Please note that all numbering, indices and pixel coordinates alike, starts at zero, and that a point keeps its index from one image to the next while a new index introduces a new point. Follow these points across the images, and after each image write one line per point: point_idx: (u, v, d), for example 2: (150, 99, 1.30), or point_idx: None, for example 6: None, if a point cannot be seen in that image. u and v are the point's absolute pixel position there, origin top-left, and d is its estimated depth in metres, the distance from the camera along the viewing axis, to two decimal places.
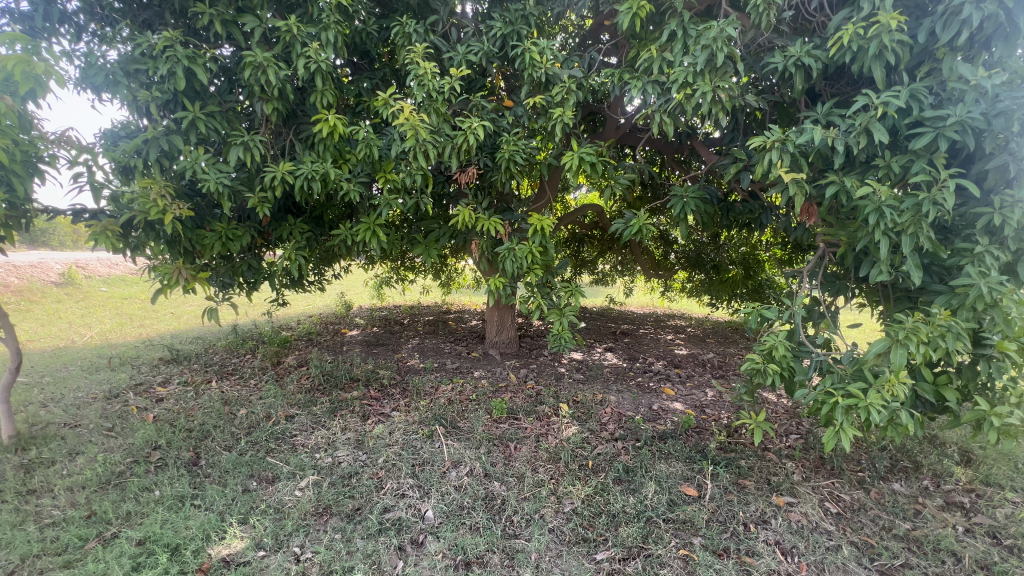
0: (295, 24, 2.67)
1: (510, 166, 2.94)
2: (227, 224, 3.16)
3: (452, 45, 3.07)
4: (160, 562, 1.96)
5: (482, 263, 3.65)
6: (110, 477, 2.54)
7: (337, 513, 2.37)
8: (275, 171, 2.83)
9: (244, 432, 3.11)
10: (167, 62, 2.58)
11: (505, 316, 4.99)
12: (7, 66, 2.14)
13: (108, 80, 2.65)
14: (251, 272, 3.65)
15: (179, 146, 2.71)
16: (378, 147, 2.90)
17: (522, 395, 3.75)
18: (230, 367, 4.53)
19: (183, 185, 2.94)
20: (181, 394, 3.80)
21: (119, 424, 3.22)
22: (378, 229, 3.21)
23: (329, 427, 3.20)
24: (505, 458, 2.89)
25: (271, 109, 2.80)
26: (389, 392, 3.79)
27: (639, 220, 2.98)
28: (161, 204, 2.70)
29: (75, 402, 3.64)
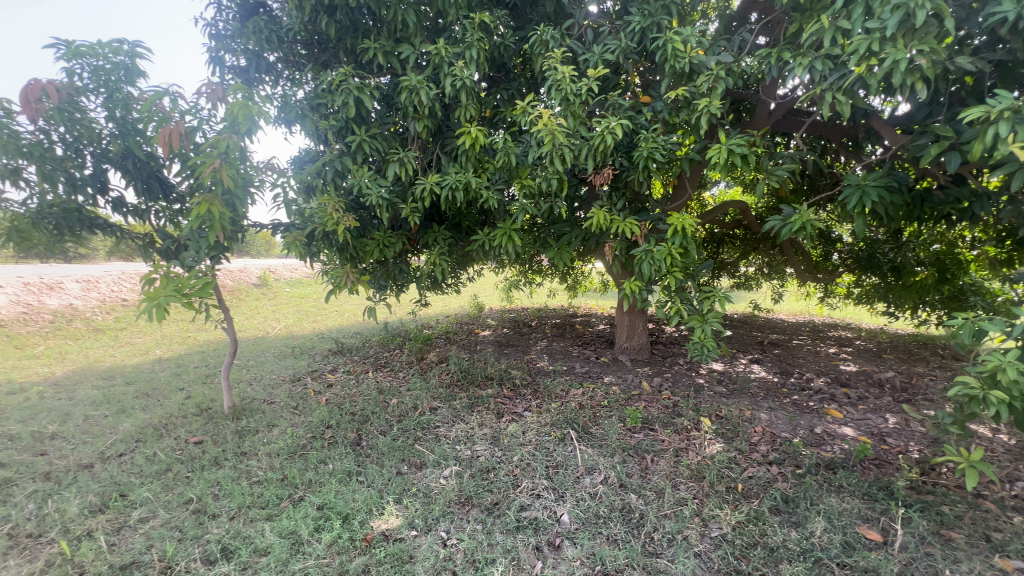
0: (443, 46, 2.90)
1: (649, 164, 2.81)
2: (384, 233, 3.55)
3: (588, 46, 3.04)
4: (335, 527, 2.23)
5: (616, 266, 3.55)
6: (296, 448, 3.01)
7: (477, 504, 2.49)
8: (425, 183, 3.10)
9: (396, 420, 3.45)
10: (342, 94, 2.99)
11: (637, 320, 4.78)
12: (234, 110, 2.70)
13: (298, 115, 3.17)
14: (402, 275, 4.05)
15: (349, 166, 3.12)
16: (516, 154, 3.00)
17: (657, 405, 3.56)
18: (383, 360, 5.10)
19: (351, 200, 3.38)
20: (346, 382, 4.38)
21: (301, 403, 3.82)
22: (513, 233, 3.33)
23: (468, 421, 3.41)
24: (642, 470, 2.77)
25: (422, 126, 3.07)
26: (521, 392, 3.92)
27: (801, 215, 2.60)
28: (335, 216, 3.13)
29: (270, 382, 4.43)
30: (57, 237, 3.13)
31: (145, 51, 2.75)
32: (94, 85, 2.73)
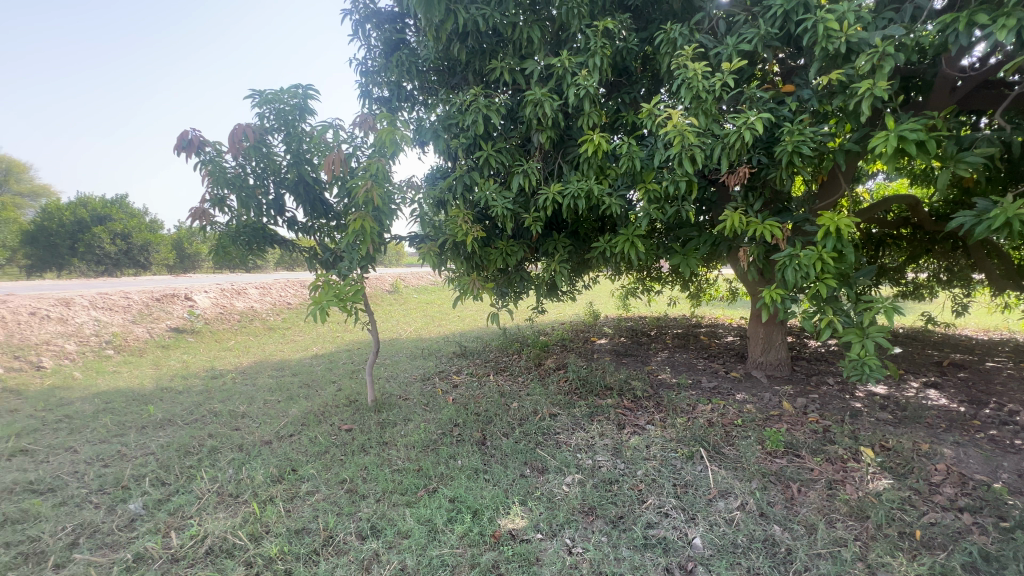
0: (566, 57, 2.95)
1: (794, 159, 2.53)
2: (507, 242, 3.69)
3: (720, 39, 2.85)
4: (467, 520, 2.36)
5: (751, 273, 3.25)
6: (429, 442, 3.26)
7: (601, 516, 2.44)
8: (547, 192, 3.16)
9: (517, 423, 3.56)
10: (472, 113, 3.20)
11: (774, 333, 4.31)
12: (383, 135, 3.04)
13: (433, 136, 3.46)
14: (523, 282, 4.17)
15: (477, 180, 3.32)
16: (640, 158, 2.92)
17: (803, 429, 3.17)
18: (503, 364, 5.30)
19: (478, 212, 3.58)
20: (470, 383, 4.63)
21: (431, 401, 4.14)
22: (636, 239, 3.24)
23: (588, 430, 3.39)
24: (787, 500, 2.48)
25: (546, 137, 3.14)
26: (643, 404, 3.77)
27: (1005, 208, 2.12)
28: (464, 227, 3.35)
29: (404, 380, 4.86)
30: (248, 251, 3.82)
31: (315, 93, 3.24)
32: (278, 124, 3.29)
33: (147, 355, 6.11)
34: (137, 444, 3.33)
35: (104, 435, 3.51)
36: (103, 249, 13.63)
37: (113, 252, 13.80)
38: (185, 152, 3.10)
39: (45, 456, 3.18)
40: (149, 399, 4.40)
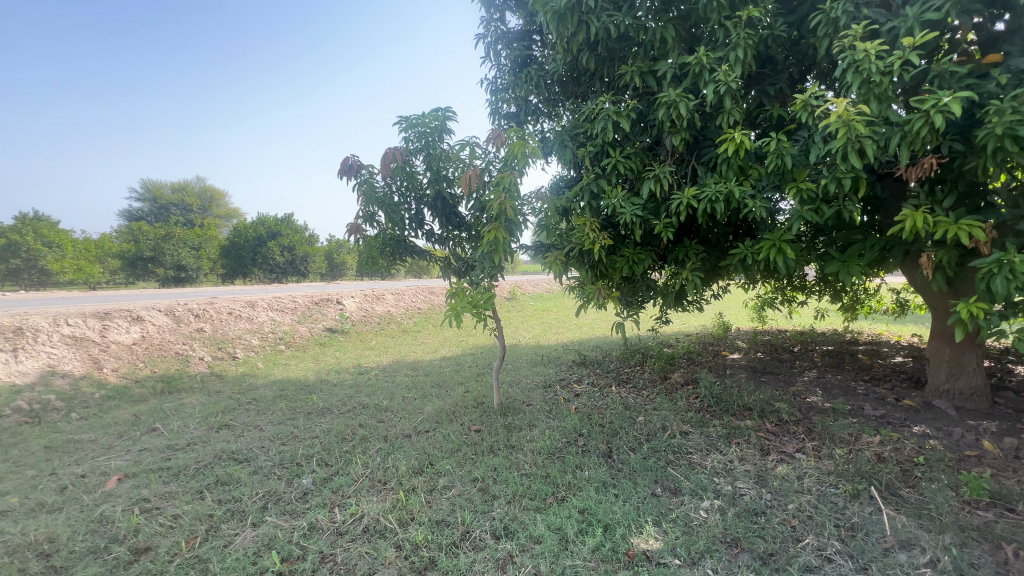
0: (704, 54, 2.78)
1: (1007, 144, 2.06)
2: (633, 249, 3.56)
3: (895, 11, 2.46)
4: (598, 534, 2.31)
5: (938, 283, 2.71)
6: (555, 450, 3.29)
7: (748, 550, 2.21)
8: (681, 197, 2.98)
9: (645, 438, 3.42)
10: (600, 120, 3.17)
11: (966, 355, 3.55)
12: (515, 150, 3.17)
13: (560, 146, 3.51)
14: (649, 291, 4.00)
15: (604, 187, 3.26)
16: (792, 155, 2.62)
17: (1016, 477, 2.55)
18: (625, 375, 5.14)
19: (604, 219, 3.53)
20: (592, 393, 4.57)
21: (554, 408, 4.17)
22: (785, 245, 2.90)
23: (725, 453, 3.12)
24: (999, 565, 2.01)
25: (680, 139, 2.99)
26: (790, 430, 3.37)
27: None
28: (592, 235, 3.30)
29: (527, 386, 4.97)
30: (392, 260, 4.24)
31: (452, 114, 3.51)
32: (420, 145, 3.62)
33: (309, 350, 7.13)
34: (305, 428, 3.88)
35: (281, 417, 4.16)
36: (275, 260, 16.32)
37: (282, 262, 16.43)
38: (346, 175, 3.56)
39: (241, 431, 3.86)
40: (313, 389, 5.12)
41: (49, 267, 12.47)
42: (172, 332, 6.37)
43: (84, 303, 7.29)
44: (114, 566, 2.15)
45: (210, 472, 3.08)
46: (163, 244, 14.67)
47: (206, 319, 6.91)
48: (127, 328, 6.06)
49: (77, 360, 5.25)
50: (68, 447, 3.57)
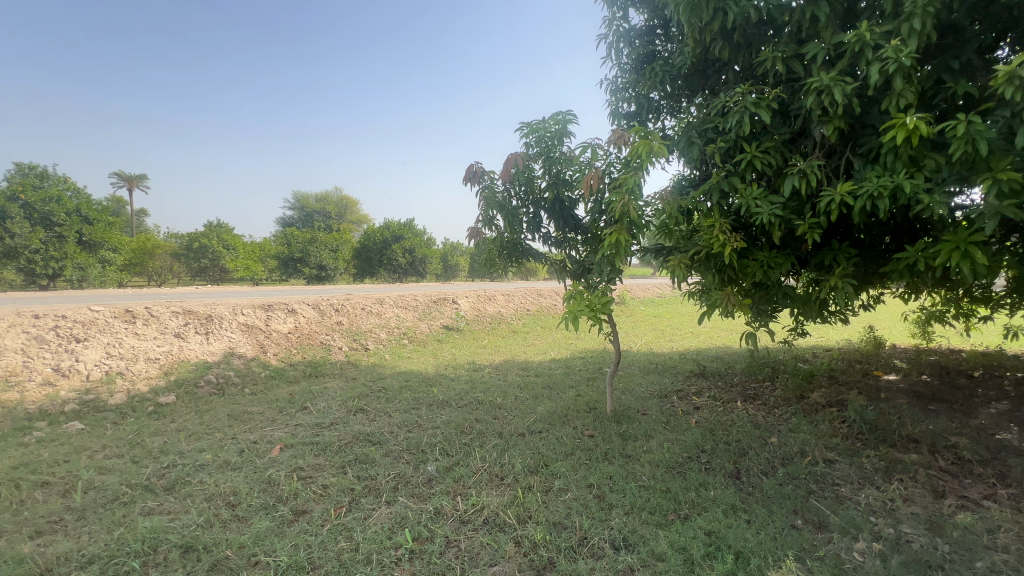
0: (867, 30, 2.44)
1: None
2: (769, 252, 3.21)
3: None
4: (728, 561, 2.13)
5: None
6: (674, 464, 3.12)
7: None
8: (832, 193, 2.62)
9: (779, 462, 3.08)
10: (735, 113, 2.92)
11: None
12: (640, 150, 3.02)
13: (686, 143, 3.29)
14: (786, 300, 3.60)
15: (737, 185, 2.99)
16: (987, 140, 2.17)
17: None
18: (753, 390, 4.70)
19: (734, 219, 3.22)
20: (715, 408, 4.25)
21: (672, 420, 3.96)
22: (972, 249, 2.41)
23: (884, 490, 2.69)
24: None
25: (832, 128, 2.64)
26: (974, 471, 2.80)
27: None
28: (722, 238, 3.01)
29: (641, 394, 4.78)
30: (509, 262, 4.37)
31: (573, 117, 3.51)
32: (540, 150, 3.69)
33: (428, 346, 7.65)
34: (428, 418, 4.16)
35: (407, 406, 4.52)
36: (398, 261, 17.87)
37: (404, 263, 17.93)
38: (470, 181, 3.74)
39: (374, 416, 4.27)
40: (432, 382, 5.47)
41: (227, 266, 15.58)
42: (318, 323, 7.27)
43: (253, 297, 8.65)
44: (281, 523, 2.52)
45: (351, 450, 3.45)
46: (309, 247, 16.84)
47: (344, 314, 7.76)
48: (284, 319, 7.05)
49: (249, 344, 6.25)
50: (243, 417, 4.26)
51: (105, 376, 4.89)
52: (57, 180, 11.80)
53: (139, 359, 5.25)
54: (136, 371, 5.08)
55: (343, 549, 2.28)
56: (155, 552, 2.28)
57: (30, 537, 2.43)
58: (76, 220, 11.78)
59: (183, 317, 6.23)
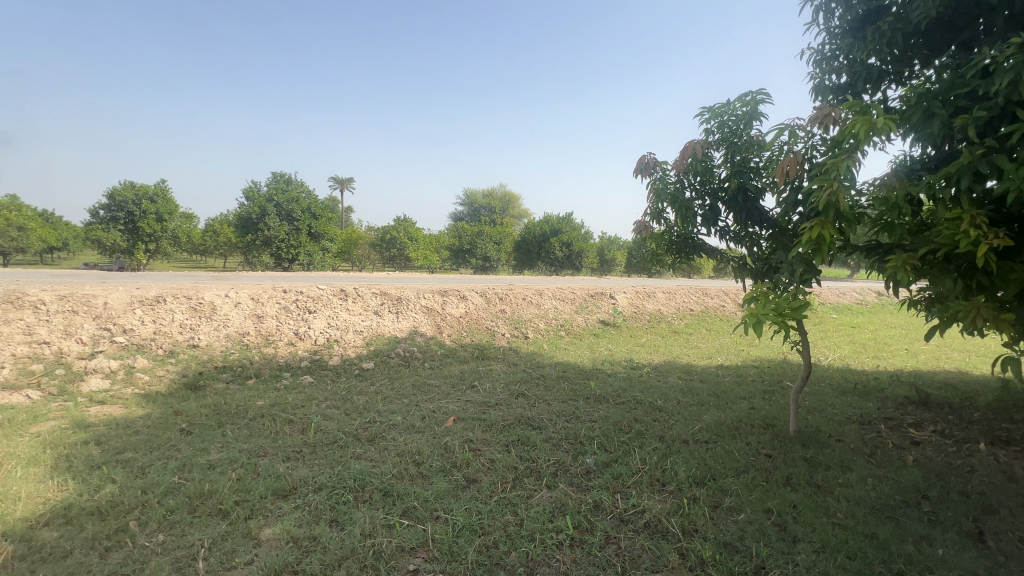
0: None
1: None
2: None
3: None
4: None
5: None
6: (882, 507, 2.59)
7: None
8: None
9: None
10: (1007, 72, 2.22)
11: None
12: (856, 128, 2.48)
13: (923, 116, 2.58)
14: None
15: (1002, 164, 2.26)
16: None
17: None
18: (1005, 432, 3.62)
19: (993, 209, 2.46)
20: (943, 447, 3.39)
21: (879, 454, 3.28)
22: None
23: None
24: None
25: None
26: None
27: None
28: (975, 233, 2.28)
29: (835, 416, 4.07)
30: (677, 258, 4.12)
31: (766, 97, 3.11)
32: (723, 135, 3.38)
33: (585, 339, 7.70)
34: (586, 411, 4.19)
35: (565, 397, 4.62)
36: (555, 255, 18.34)
37: (560, 256, 18.32)
38: (640, 173, 3.62)
39: (534, 402, 4.47)
40: (589, 376, 5.49)
41: (410, 255, 17.99)
42: (484, 310, 7.87)
43: (431, 283, 9.79)
44: (456, 487, 2.82)
45: (514, 431, 3.67)
46: (477, 239, 18.30)
47: (507, 303, 8.24)
48: (457, 304, 7.82)
49: (428, 325, 7.10)
50: (424, 388, 4.87)
51: (327, 342, 6.07)
52: (297, 184, 14.99)
53: (349, 330, 6.38)
54: (347, 340, 6.20)
55: (509, 522, 2.45)
56: (363, 490, 2.76)
57: (282, 460, 3.16)
58: (308, 216, 14.88)
59: (380, 297, 7.35)
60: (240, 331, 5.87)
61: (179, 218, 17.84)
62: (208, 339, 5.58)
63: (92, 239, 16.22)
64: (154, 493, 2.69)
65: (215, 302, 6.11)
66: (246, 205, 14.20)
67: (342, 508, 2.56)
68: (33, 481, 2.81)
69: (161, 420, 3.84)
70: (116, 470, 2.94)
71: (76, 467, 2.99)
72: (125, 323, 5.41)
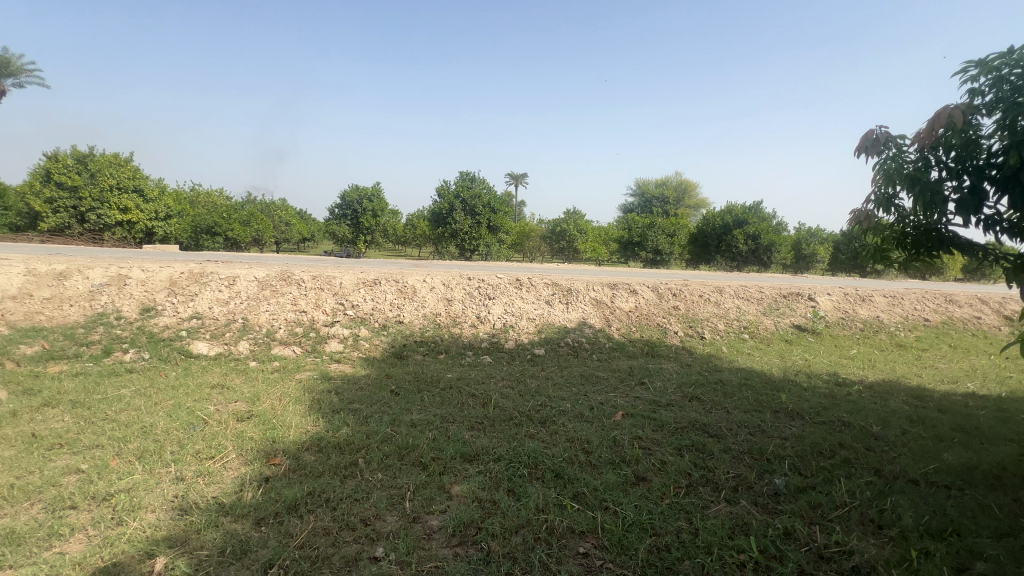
0: None
1: None
2: None
3: None
4: None
5: None
6: None
7: None
8: None
9: None
10: None
11: None
12: None
13: None
14: None
15: None
16: None
17: None
18: None
19: None
20: None
21: None
22: None
23: None
24: None
25: None
26: None
27: None
28: None
29: None
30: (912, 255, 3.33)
31: None
32: (999, 96, 2.59)
33: (773, 345, 6.80)
34: (775, 426, 3.72)
35: (747, 406, 4.17)
36: (738, 248, 16.45)
37: (745, 250, 16.36)
38: (865, 151, 3.03)
39: (711, 407, 4.15)
40: (779, 387, 4.83)
41: (579, 247, 18.27)
42: (656, 305, 7.55)
43: (601, 275, 9.73)
44: (625, 481, 2.80)
45: (688, 435, 3.47)
46: (648, 231, 17.59)
47: (681, 299, 7.74)
48: (627, 297, 7.66)
49: (597, 317, 7.13)
50: (592, 379, 4.93)
51: (503, 327, 6.58)
52: (480, 181, 16.50)
53: (523, 317, 6.81)
54: (521, 326, 6.62)
55: (683, 529, 2.35)
56: (536, 468, 2.95)
57: (468, 428, 3.57)
58: (488, 211, 16.26)
59: (551, 288, 7.65)
60: (434, 312, 6.76)
61: (388, 214, 21.31)
62: (411, 317, 6.58)
63: (330, 232, 20.50)
64: (375, 439, 3.31)
65: (416, 286, 7.15)
66: (439, 202, 16.21)
67: (518, 481, 2.77)
68: (299, 415, 3.73)
69: (377, 381, 4.69)
70: (349, 416, 3.71)
71: (324, 409, 3.87)
72: (354, 299, 6.72)
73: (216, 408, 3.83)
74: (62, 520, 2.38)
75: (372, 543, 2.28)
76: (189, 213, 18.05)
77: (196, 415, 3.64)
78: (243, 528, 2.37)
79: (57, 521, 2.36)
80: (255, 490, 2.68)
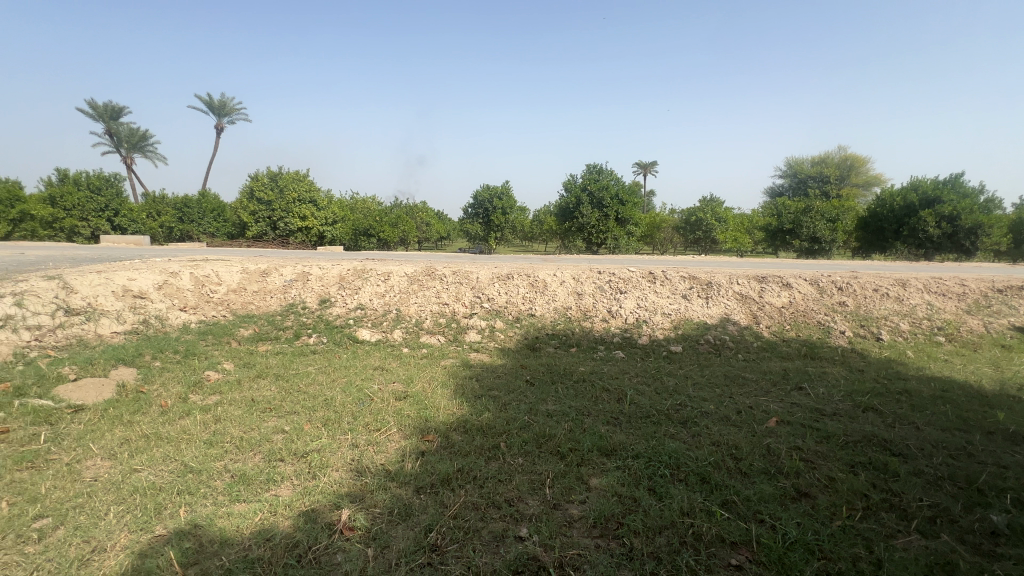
0: None
1: None
2: None
3: None
4: None
5: None
6: None
7: None
8: None
9: None
10: None
11: None
12: None
13: None
14: None
15: None
16: None
17: None
18: None
19: None
20: None
21: None
22: None
23: None
24: None
25: None
26: None
27: None
28: None
29: None
30: None
31: None
32: None
33: (983, 352, 5.48)
34: (989, 450, 3.01)
35: (946, 423, 3.44)
36: (927, 233, 13.41)
37: (936, 236, 13.30)
38: None
39: (893, 421, 3.51)
40: (993, 403, 3.89)
41: (717, 237, 16.85)
42: (815, 301, 6.61)
43: (746, 268, 8.84)
44: (784, 495, 2.52)
45: (864, 451, 2.99)
46: (803, 217, 15.46)
47: (849, 293, 6.66)
48: (779, 291, 6.85)
49: (742, 313, 6.51)
50: (739, 380, 4.52)
51: (636, 322, 6.39)
52: (607, 173, 16.09)
53: (657, 312, 6.52)
54: (655, 322, 6.36)
55: (860, 558, 2.04)
56: (678, 469, 2.81)
57: (603, 422, 3.55)
58: (616, 202, 15.85)
59: (688, 282, 7.18)
60: (565, 305, 6.83)
61: (517, 210, 22.07)
62: (542, 311, 6.75)
63: (465, 230, 21.96)
64: (513, 425, 3.48)
65: (547, 280, 7.29)
66: (566, 197, 16.29)
67: (659, 480, 2.68)
68: (446, 398, 4.08)
69: (513, 371, 4.91)
70: (489, 402, 3.95)
71: (467, 394, 4.18)
72: (489, 293, 7.11)
73: (379, 387, 4.39)
74: (276, 469, 2.96)
75: (516, 523, 2.42)
76: (350, 218, 20.87)
77: (364, 392, 4.21)
78: (406, 493, 2.69)
79: (272, 470, 2.94)
80: (414, 462, 3.01)
